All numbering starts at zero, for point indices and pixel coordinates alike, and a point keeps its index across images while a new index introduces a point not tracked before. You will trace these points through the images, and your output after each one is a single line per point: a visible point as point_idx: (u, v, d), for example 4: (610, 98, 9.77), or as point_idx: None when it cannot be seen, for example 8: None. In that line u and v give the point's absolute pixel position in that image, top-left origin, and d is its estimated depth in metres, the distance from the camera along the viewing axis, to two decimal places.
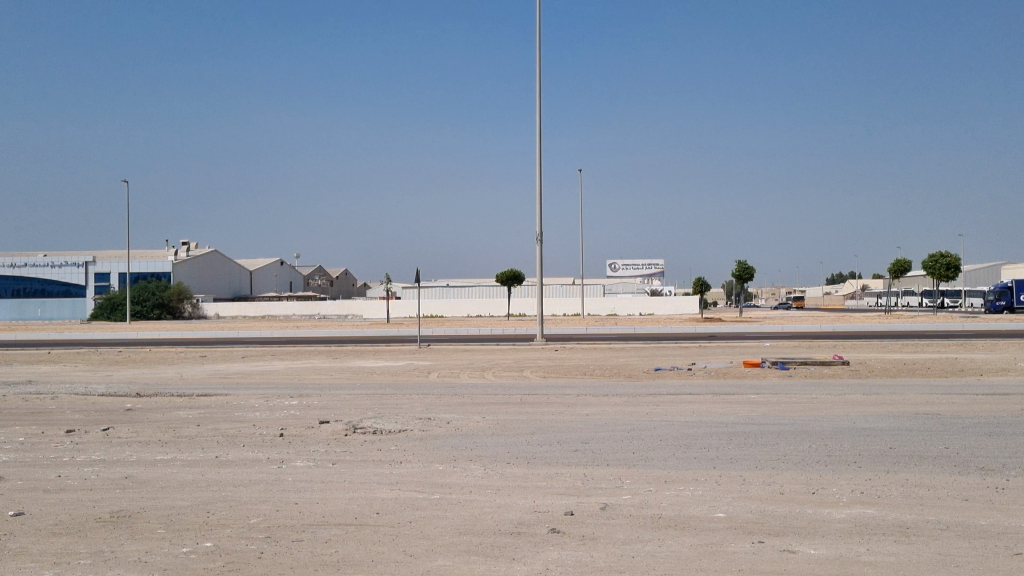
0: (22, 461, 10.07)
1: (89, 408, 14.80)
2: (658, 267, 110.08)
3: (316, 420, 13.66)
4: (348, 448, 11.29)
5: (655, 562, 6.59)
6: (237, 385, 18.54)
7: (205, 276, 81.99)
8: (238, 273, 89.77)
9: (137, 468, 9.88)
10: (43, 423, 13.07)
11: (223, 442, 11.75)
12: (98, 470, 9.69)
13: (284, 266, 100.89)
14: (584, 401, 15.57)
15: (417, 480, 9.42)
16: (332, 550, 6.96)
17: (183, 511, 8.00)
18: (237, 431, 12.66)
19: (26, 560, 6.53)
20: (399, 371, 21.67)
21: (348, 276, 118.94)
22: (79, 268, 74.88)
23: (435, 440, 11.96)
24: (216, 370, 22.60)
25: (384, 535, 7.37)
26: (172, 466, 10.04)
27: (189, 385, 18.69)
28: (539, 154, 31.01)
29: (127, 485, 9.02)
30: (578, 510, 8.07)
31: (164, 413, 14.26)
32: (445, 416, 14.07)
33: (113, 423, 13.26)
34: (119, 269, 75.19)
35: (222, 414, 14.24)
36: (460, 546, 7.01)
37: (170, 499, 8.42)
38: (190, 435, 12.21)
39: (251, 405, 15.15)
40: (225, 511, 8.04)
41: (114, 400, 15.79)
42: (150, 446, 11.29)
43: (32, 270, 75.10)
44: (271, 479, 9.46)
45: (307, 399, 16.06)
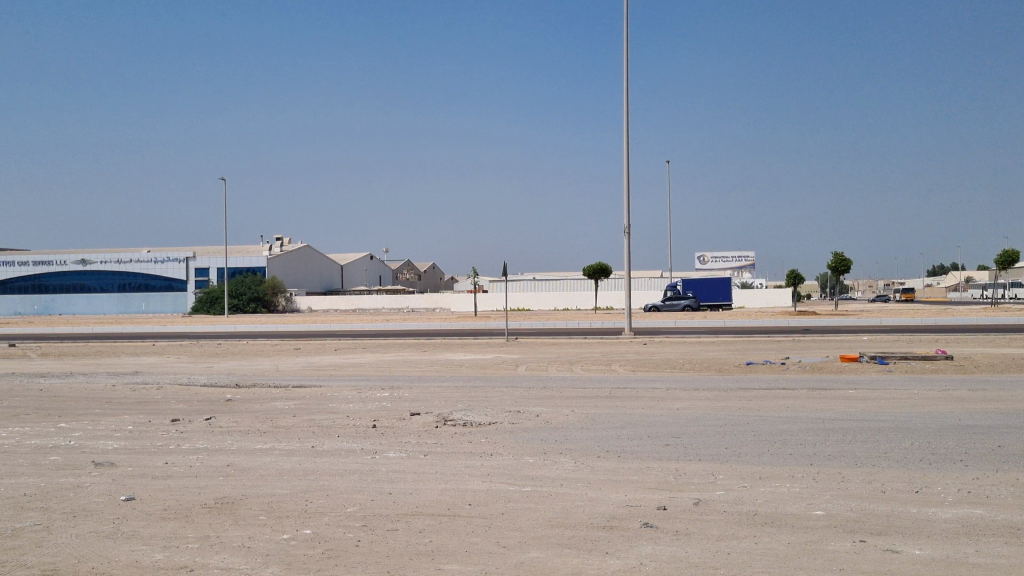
0: (132, 449, 10.52)
1: (191, 398, 15.33)
2: (749, 259, 108.19)
3: (408, 412, 13.89)
4: (439, 441, 11.42)
5: (749, 558, 6.48)
6: (332, 377, 18.96)
7: (298, 270, 84.22)
8: (329, 268, 91.83)
9: (238, 456, 10.20)
10: (150, 412, 13.62)
11: (318, 432, 12.04)
12: (202, 458, 10.04)
13: (374, 261, 102.58)
14: (675, 395, 15.40)
15: (507, 472, 9.48)
16: (426, 540, 7.05)
17: (283, 499, 8.22)
18: (332, 422, 12.95)
19: (138, 543, 6.81)
20: (488, 364, 21.79)
21: (436, 270, 120.41)
22: (181, 263, 77.58)
23: (526, 433, 11.99)
24: (311, 362, 23.16)
25: (478, 526, 7.43)
26: (271, 455, 10.33)
27: (286, 376, 19.21)
28: (624, 153, 30.72)
29: (230, 472, 9.33)
30: (670, 506, 7.98)
31: (262, 403, 14.69)
32: (535, 409, 14.14)
33: (215, 413, 13.71)
34: (218, 263, 77.63)
35: (317, 405, 14.58)
36: (553, 539, 7.03)
37: (270, 487, 8.67)
38: (287, 425, 12.57)
39: (344, 397, 15.48)
40: (323, 500, 8.24)
41: (214, 391, 16.30)
42: (249, 436, 11.63)
43: (137, 266, 78.14)
44: (366, 468, 9.67)
45: (398, 391, 16.34)
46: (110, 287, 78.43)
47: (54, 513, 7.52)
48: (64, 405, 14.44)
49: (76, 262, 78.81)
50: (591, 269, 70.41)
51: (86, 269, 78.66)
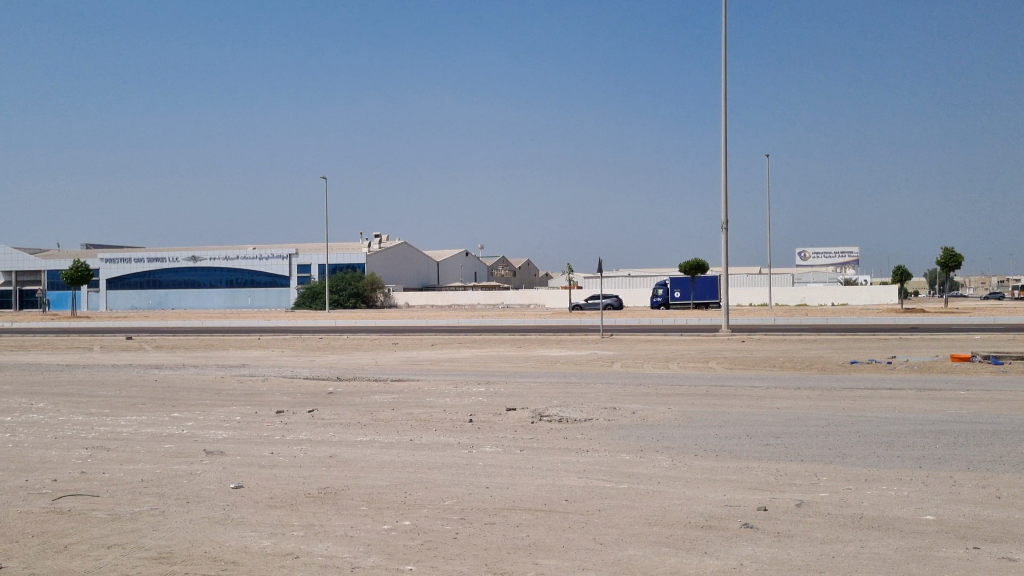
0: (241, 438, 10.92)
1: (295, 390, 15.82)
2: (853, 255, 104.95)
3: (504, 407, 14.01)
4: (535, 436, 11.48)
5: (854, 563, 6.30)
6: (429, 371, 19.26)
7: (396, 266, 85.68)
8: (426, 264, 93.19)
9: (340, 448, 10.47)
10: (256, 403, 14.11)
11: (417, 425, 12.25)
12: (306, 449, 10.35)
13: (470, 256, 103.57)
14: (775, 394, 15.05)
15: (603, 469, 9.46)
16: (523, 534, 7.10)
17: (384, 491, 8.40)
18: (430, 415, 13.17)
19: (247, 529, 7.06)
20: (583, 360, 21.79)
21: (530, 267, 120.82)
22: (284, 260, 79.90)
23: (622, 429, 11.94)
24: (408, 357, 23.56)
25: (575, 522, 7.43)
26: (371, 447, 10.57)
27: (385, 371, 19.60)
28: (722, 148, 30.22)
29: (332, 463, 9.59)
30: (771, 506, 7.82)
31: (362, 396, 15.02)
32: (631, 406, 14.06)
33: (318, 405, 14.13)
34: (320, 260, 79.69)
35: (415, 399, 14.85)
36: (651, 537, 6.97)
37: (371, 479, 8.87)
38: (387, 418, 12.82)
39: (441, 391, 15.70)
40: (421, 492, 8.38)
41: (317, 384, 16.78)
42: (351, 428, 11.92)
43: (244, 262, 80.84)
44: (463, 462, 9.79)
45: (494, 386, 16.49)
46: (218, 283, 81.44)
47: (169, 498, 7.86)
48: (177, 395, 15.11)
49: (187, 259, 82.05)
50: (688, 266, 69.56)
51: (196, 266, 81.83)
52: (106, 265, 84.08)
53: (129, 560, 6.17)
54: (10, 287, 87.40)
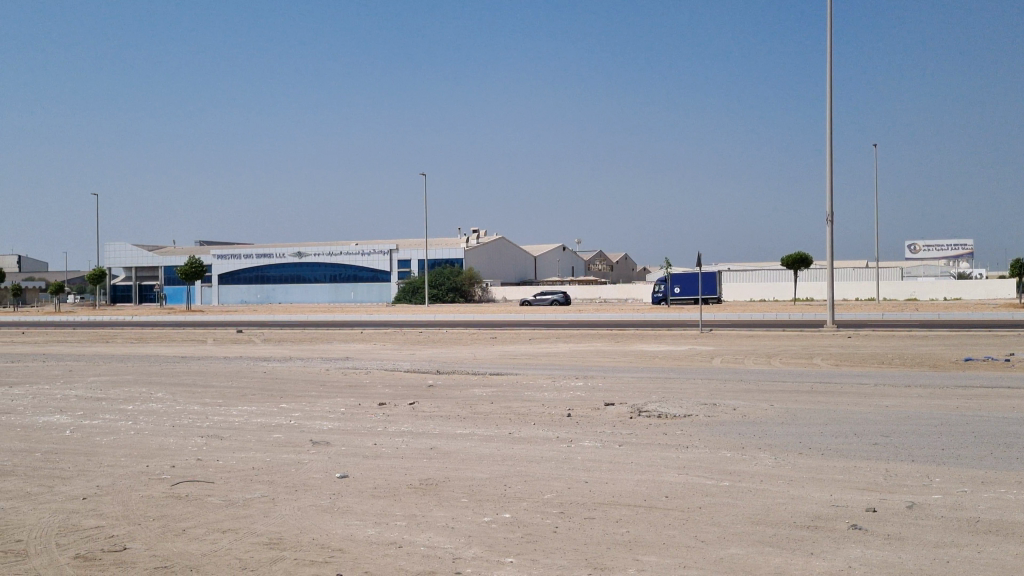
0: (345, 429, 11.21)
1: (397, 383, 16.14)
2: (966, 248, 100.66)
3: (602, 401, 13.95)
4: (634, 431, 11.39)
5: (968, 568, 6.05)
6: (528, 365, 19.35)
7: (494, 261, 86.36)
8: (523, 259, 93.63)
9: (440, 440, 10.63)
10: (359, 395, 14.45)
11: (515, 419, 12.33)
12: (408, 441, 10.55)
13: (567, 251, 103.39)
14: (883, 392, 14.54)
15: (704, 465, 9.33)
16: (623, 530, 7.07)
17: (484, 483, 8.48)
18: (528, 409, 13.23)
19: (352, 517, 7.25)
20: (682, 356, 21.54)
21: (628, 261, 120.04)
22: (385, 255, 81.41)
23: (722, 426, 11.75)
24: (506, 351, 23.73)
25: (676, 519, 7.36)
26: (471, 440, 10.69)
27: (484, 364, 19.79)
28: (827, 137, 29.34)
29: (433, 455, 9.76)
30: (880, 508, 7.58)
31: (461, 389, 15.22)
32: (731, 402, 13.81)
33: (418, 397, 14.37)
34: (419, 255, 80.94)
35: (513, 392, 14.96)
36: (753, 536, 6.85)
37: (472, 471, 8.97)
38: (486, 412, 12.94)
39: (539, 385, 15.77)
40: (521, 486, 8.42)
41: (418, 377, 17.08)
42: (451, 421, 12.10)
43: (346, 258, 82.80)
44: (562, 456, 9.81)
45: (591, 381, 16.45)
46: (322, 278, 83.72)
47: (278, 486, 8.15)
48: (284, 386, 15.61)
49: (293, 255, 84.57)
50: (791, 260, 67.79)
51: (301, 262, 84.28)
52: (218, 260, 87.50)
53: (243, 545, 6.42)
54: (131, 282, 91.91)
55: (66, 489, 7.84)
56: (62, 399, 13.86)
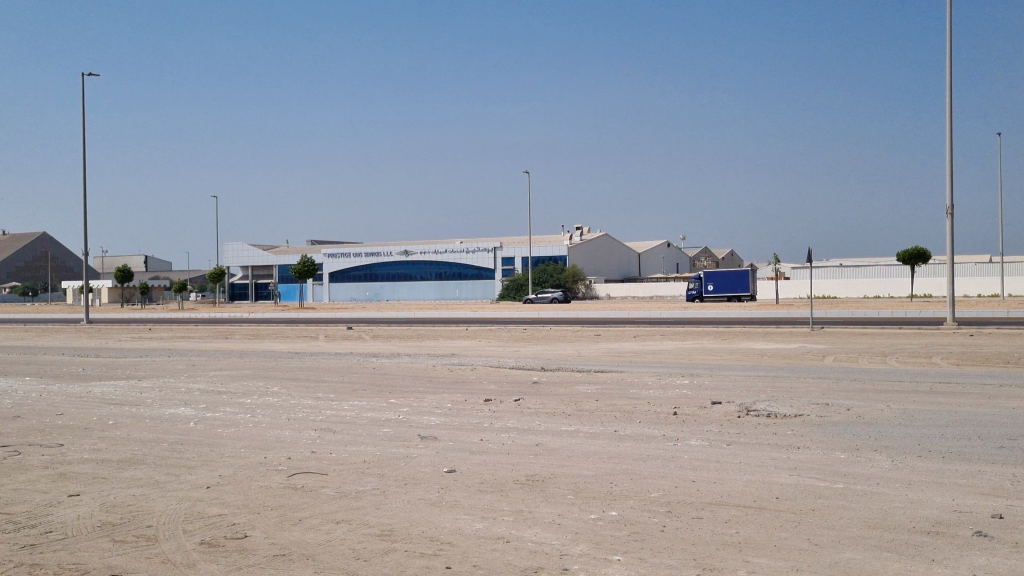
0: (453, 425, 11.37)
1: (502, 379, 16.28)
2: None
3: (709, 400, 13.74)
4: (742, 430, 11.18)
5: None
6: (633, 363, 19.19)
7: (597, 258, 86.03)
8: (627, 255, 92.93)
9: (546, 437, 10.66)
10: (465, 391, 14.63)
11: (621, 417, 12.25)
12: (514, 437, 10.62)
13: (672, 248, 102.04)
14: (1010, 393, 13.81)
15: (817, 467, 9.07)
16: (733, 530, 6.95)
17: (590, 481, 8.47)
18: (633, 407, 13.14)
19: (460, 512, 7.36)
20: (792, 354, 20.97)
21: (735, 257, 117.67)
22: (488, 253, 82.09)
23: (836, 426, 11.41)
24: (611, 348, 23.62)
25: (786, 520, 7.19)
26: (577, 437, 10.68)
27: (588, 362, 19.74)
28: (946, 127, 28.07)
29: (539, 452, 9.80)
30: (1008, 515, 7.21)
31: (566, 386, 15.22)
32: (845, 402, 13.37)
33: (523, 394, 14.46)
34: (523, 253, 81.35)
35: (618, 390, 14.87)
36: (870, 541, 6.63)
37: (577, 468, 8.97)
38: (591, 409, 12.91)
39: (644, 383, 15.62)
40: (627, 484, 8.38)
41: (523, 374, 17.17)
42: (556, 418, 12.12)
43: (452, 256, 83.94)
44: (669, 455, 9.70)
45: (698, 379, 16.21)
46: (428, 276, 85.22)
47: (389, 479, 8.34)
48: (393, 381, 15.96)
49: (400, 253, 86.32)
50: (907, 254, 65.14)
51: (408, 260, 85.91)
52: (329, 259, 90.11)
53: (356, 536, 6.60)
54: (247, 280, 95.59)
55: (191, 478, 8.22)
56: (186, 392, 14.54)
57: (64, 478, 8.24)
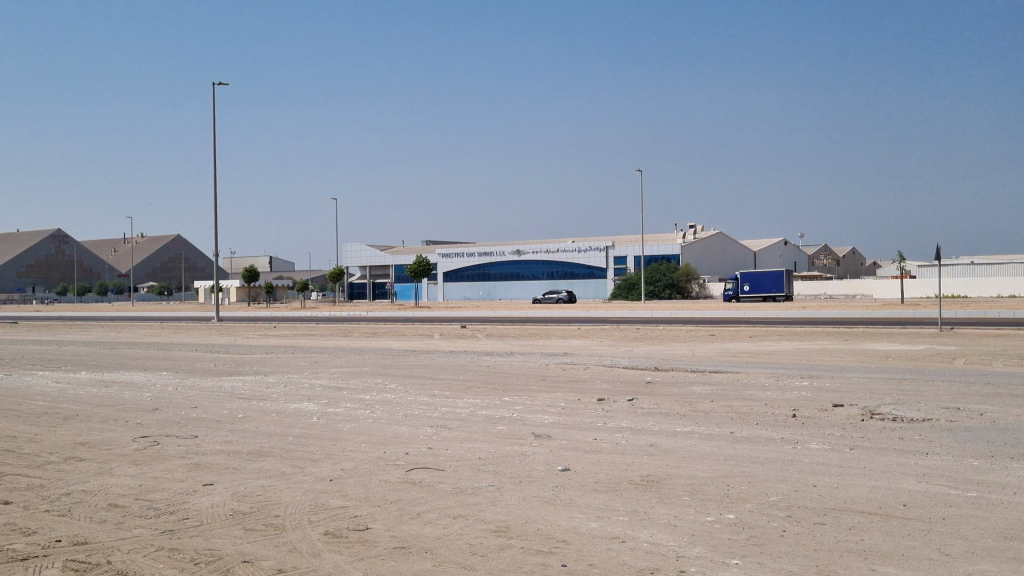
0: (566, 423, 11.39)
1: (616, 379, 16.23)
2: None
3: (830, 402, 13.31)
4: (866, 434, 10.80)
5: None
6: (750, 364, 18.76)
7: (711, 256, 84.51)
8: (743, 253, 90.95)
9: (661, 437, 10.56)
10: (578, 390, 14.65)
11: (738, 418, 12.00)
12: (628, 436, 10.56)
13: (789, 245, 99.08)
14: None
15: (948, 474, 8.66)
16: (857, 537, 6.72)
17: (706, 483, 8.34)
18: (750, 408, 12.87)
19: (575, 510, 7.35)
20: (920, 356, 20.08)
21: (857, 255, 113.58)
22: (600, 252, 81.75)
23: (968, 432, 10.86)
24: (727, 348, 23.19)
25: (916, 529, 6.89)
26: (693, 438, 10.53)
27: (704, 362, 19.41)
28: None
29: (653, 451, 9.72)
30: None
31: (681, 387, 15.04)
32: (978, 407, 12.72)
33: (637, 393, 14.37)
34: (635, 252, 80.69)
35: (734, 390, 14.59)
36: (1005, 553, 6.29)
37: (693, 469, 8.85)
38: (706, 409, 12.72)
39: (762, 384, 15.27)
40: (745, 486, 8.21)
41: (637, 373, 17.07)
42: (671, 418, 11.99)
43: (564, 255, 83.90)
44: (788, 458, 9.45)
45: (818, 380, 15.75)
46: (540, 275, 85.55)
47: (504, 476, 8.42)
48: (506, 380, 16.11)
49: (512, 253, 86.99)
50: None
51: (521, 259, 86.56)
52: (443, 259, 91.74)
53: (473, 531, 6.70)
54: (365, 280, 98.23)
55: (316, 470, 8.51)
56: (309, 388, 15.07)
57: (199, 467, 8.67)
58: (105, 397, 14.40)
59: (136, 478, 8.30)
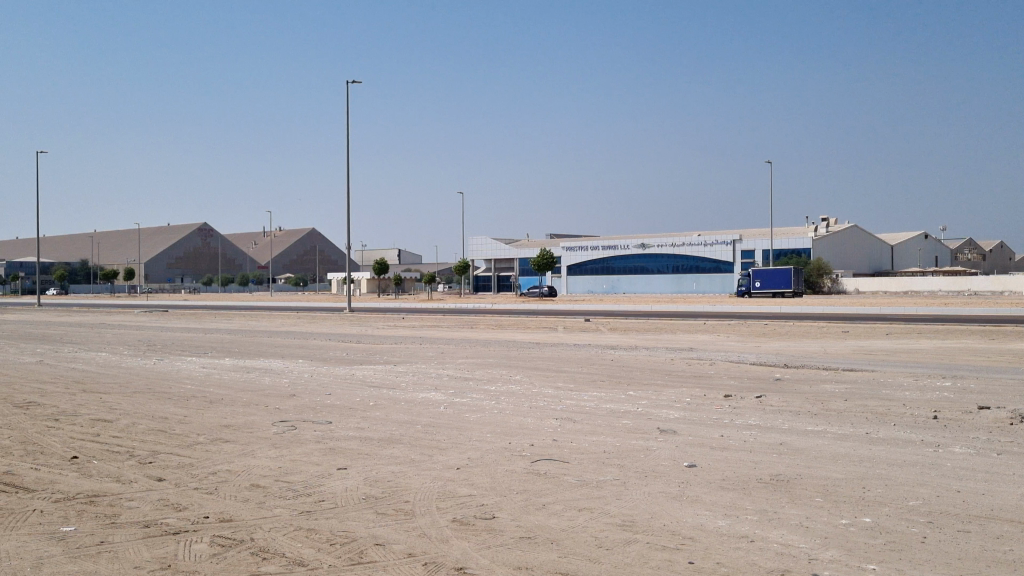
0: (692, 419, 11.22)
1: (744, 375, 15.85)
2: None
3: (975, 405, 12.59)
4: (1015, 439, 10.16)
5: None
6: (887, 362, 17.98)
7: (844, 251, 81.37)
8: (879, 247, 87.14)
9: (791, 436, 10.25)
10: (706, 386, 14.41)
11: (874, 419, 11.52)
12: (756, 434, 10.30)
13: (930, 238, 94.15)
14: None
15: None
16: (1004, 547, 6.35)
17: (840, 484, 8.05)
18: (887, 408, 12.34)
19: (702, 508, 7.23)
20: None
21: (1006, 249, 106.93)
22: (728, 246, 79.97)
23: None
24: (862, 346, 22.29)
25: None
26: (825, 437, 10.18)
27: (837, 359, 18.73)
28: None
29: (783, 450, 9.44)
30: None
31: (812, 384, 14.59)
32: None
33: (766, 390, 14.02)
34: (764, 245, 78.55)
35: (870, 390, 14.02)
36: None
37: (825, 470, 8.56)
38: (839, 409, 12.27)
39: (900, 384, 14.60)
40: (882, 489, 7.88)
41: (767, 369, 16.64)
42: (801, 416, 11.61)
43: (690, 249, 82.54)
44: (928, 461, 9.00)
45: (962, 381, 14.92)
46: (665, 269, 84.52)
47: (629, 471, 8.36)
48: (631, 374, 16.00)
49: (637, 246, 86.16)
50: None
51: (645, 252, 85.73)
52: (568, 252, 91.92)
53: (598, 524, 6.68)
54: (490, 273, 99.52)
55: (443, 458, 8.67)
56: (436, 378, 15.41)
57: (334, 452, 8.99)
58: (247, 382, 15.15)
59: (276, 460, 8.68)
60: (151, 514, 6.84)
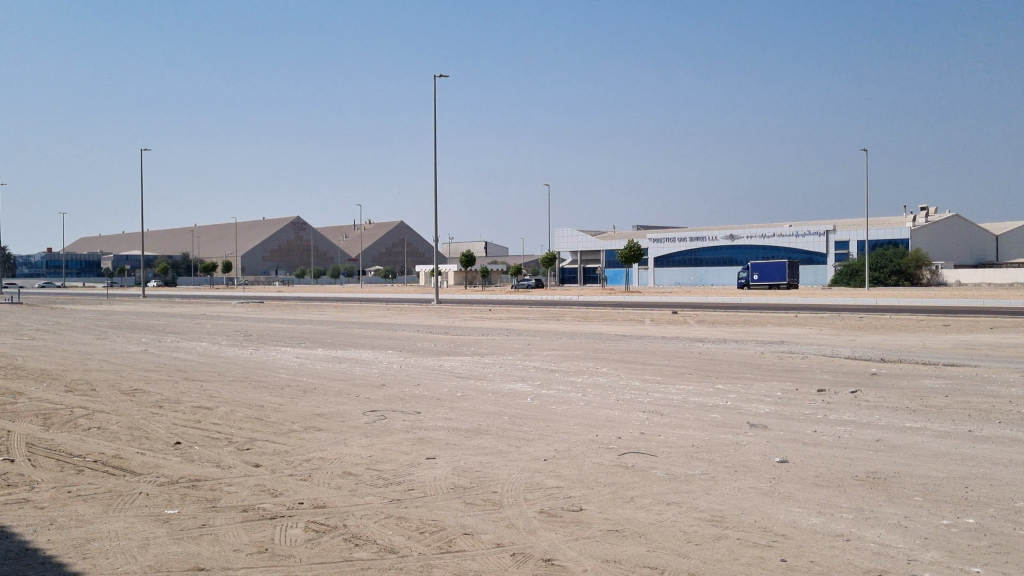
0: (784, 414, 10.97)
1: (839, 369, 15.41)
2: None
3: None
4: None
5: None
6: (991, 357, 17.23)
7: (945, 241, 78.28)
8: (983, 237, 83.52)
9: (888, 433, 9.91)
10: (797, 380, 14.08)
11: (978, 416, 11.05)
12: (852, 430, 10.01)
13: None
14: None
15: None
16: None
17: (941, 483, 7.76)
18: (992, 405, 11.82)
19: (795, 505, 7.07)
20: None
21: None
22: (821, 237, 77.89)
23: None
24: (965, 340, 21.41)
25: None
26: (925, 435, 9.81)
27: (938, 354, 18.04)
28: None
29: (880, 447, 9.14)
30: None
31: (911, 379, 14.08)
32: None
33: (861, 385, 13.61)
34: (859, 236, 75.97)
35: (974, 386, 13.45)
36: None
37: (925, 469, 8.25)
38: (940, 405, 11.82)
39: (1007, 380, 13.95)
40: (986, 490, 7.55)
41: (862, 364, 16.14)
42: (899, 412, 11.23)
43: (780, 240, 80.67)
44: None
45: None
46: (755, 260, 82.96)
47: (719, 465, 8.23)
48: (721, 367, 15.74)
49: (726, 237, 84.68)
50: None
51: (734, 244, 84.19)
52: (654, 243, 91.03)
53: (688, 519, 6.60)
54: (576, 265, 99.30)
55: (530, 450, 8.69)
56: (524, 369, 15.46)
57: (422, 442, 9.13)
58: (340, 372, 15.51)
59: (367, 448, 8.86)
60: (249, 499, 7.07)
